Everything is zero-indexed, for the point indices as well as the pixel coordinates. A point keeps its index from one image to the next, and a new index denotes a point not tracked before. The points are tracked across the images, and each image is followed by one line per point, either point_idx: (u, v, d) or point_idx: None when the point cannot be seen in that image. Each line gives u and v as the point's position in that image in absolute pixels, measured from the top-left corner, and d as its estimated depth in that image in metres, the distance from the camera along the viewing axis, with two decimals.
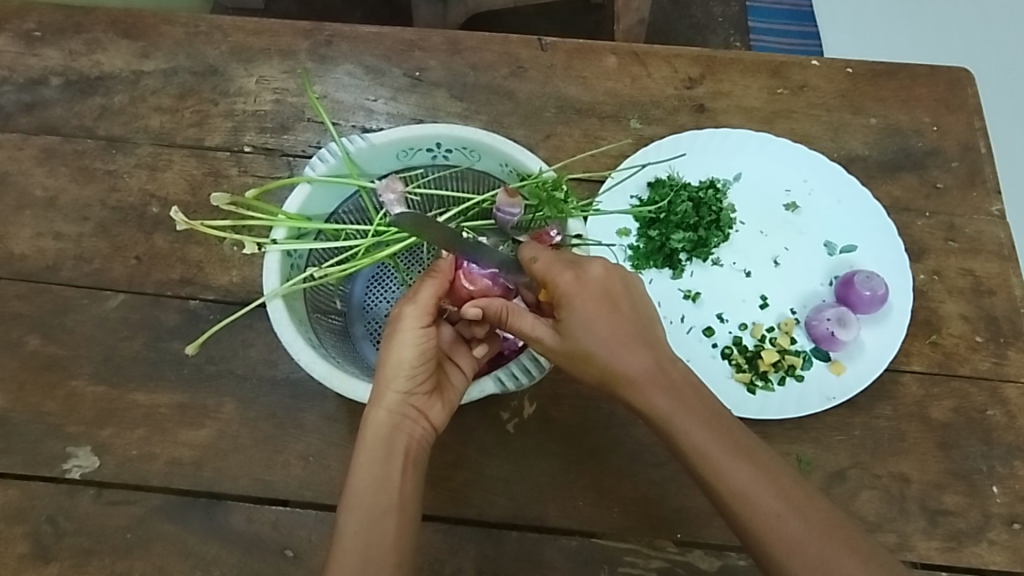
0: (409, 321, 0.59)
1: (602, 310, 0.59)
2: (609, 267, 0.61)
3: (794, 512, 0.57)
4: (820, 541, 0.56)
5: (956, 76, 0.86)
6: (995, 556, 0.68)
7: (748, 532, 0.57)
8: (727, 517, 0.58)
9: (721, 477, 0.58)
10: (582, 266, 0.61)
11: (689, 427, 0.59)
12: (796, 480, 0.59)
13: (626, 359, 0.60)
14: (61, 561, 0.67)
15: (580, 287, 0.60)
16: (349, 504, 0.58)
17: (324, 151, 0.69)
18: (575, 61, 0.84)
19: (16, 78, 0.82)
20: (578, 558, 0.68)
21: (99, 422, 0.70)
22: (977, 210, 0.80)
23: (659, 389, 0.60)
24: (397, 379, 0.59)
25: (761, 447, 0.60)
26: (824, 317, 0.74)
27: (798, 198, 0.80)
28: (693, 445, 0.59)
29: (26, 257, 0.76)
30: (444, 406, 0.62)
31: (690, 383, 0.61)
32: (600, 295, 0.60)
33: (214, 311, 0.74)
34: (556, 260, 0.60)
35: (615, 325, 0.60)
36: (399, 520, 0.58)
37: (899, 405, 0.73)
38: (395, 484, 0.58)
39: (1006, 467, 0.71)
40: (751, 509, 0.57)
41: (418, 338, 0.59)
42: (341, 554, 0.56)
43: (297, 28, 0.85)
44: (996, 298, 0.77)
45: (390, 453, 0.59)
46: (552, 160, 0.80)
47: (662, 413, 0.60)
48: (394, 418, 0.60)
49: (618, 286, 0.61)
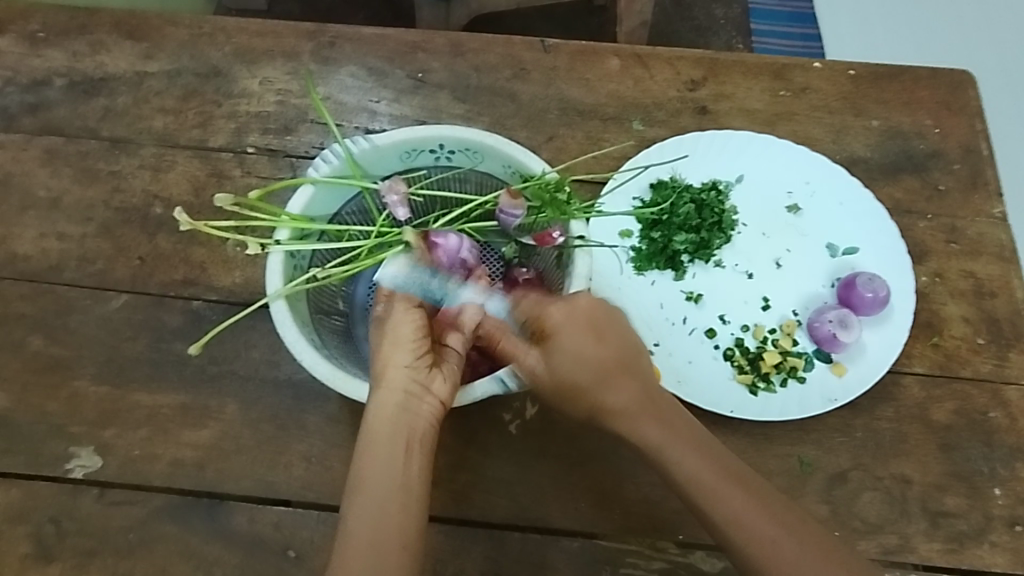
0: (399, 305, 0.63)
1: (587, 342, 0.63)
2: (595, 299, 0.64)
3: (789, 535, 0.58)
4: (815, 564, 0.57)
5: (958, 78, 0.86)
6: (996, 558, 0.69)
7: (746, 558, 0.59)
8: (720, 540, 0.60)
9: (715, 505, 0.59)
10: (570, 297, 0.63)
11: (682, 458, 0.61)
12: (790, 506, 0.60)
13: (614, 390, 0.63)
14: (64, 561, 0.67)
15: (566, 319, 0.63)
16: (354, 489, 0.58)
17: (327, 152, 0.70)
18: (577, 64, 0.84)
19: (20, 79, 0.82)
20: (580, 559, 0.68)
21: (102, 422, 0.70)
22: (979, 212, 0.80)
23: (649, 419, 0.62)
24: (395, 355, 0.61)
25: (752, 473, 0.61)
26: (826, 319, 0.74)
27: (800, 200, 0.81)
28: (685, 475, 0.61)
29: (30, 257, 0.76)
30: (447, 379, 0.62)
31: (678, 413, 0.63)
32: (586, 326, 0.63)
33: (217, 312, 0.74)
34: (542, 297, 0.64)
35: (601, 356, 0.63)
36: (404, 503, 0.57)
37: (900, 407, 0.73)
38: (400, 463, 0.59)
39: (1008, 469, 0.72)
40: (747, 536, 0.58)
41: (410, 317, 0.63)
42: (350, 540, 0.56)
43: (301, 30, 0.85)
44: (998, 300, 0.77)
45: (395, 428, 0.59)
46: (555, 161, 0.81)
47: (651, 442, 0.62)
48: (397, 395, 0.60)
49: (603, 317, 0.64)
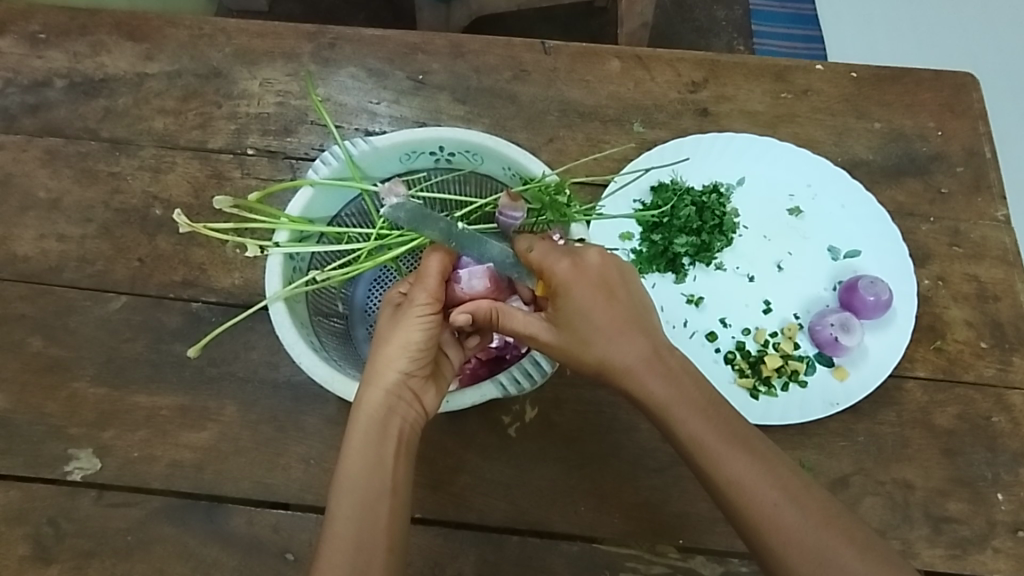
0: (420, 305, 0.59)
1: (600, 298, 0.59)
2: (605, 255, 0.61)
3: (791, 500, 0.56)
4: (816, 529, 0.55)
5: (961, 81, 0.85)
6: (1000, 563, 0.68)
7: (741, 519, 0.57)
8: (722, 505, 0.58)
9: (717, 466, 0.57)
10: (579, 254, 0.60)
11: (687, 417, 0.59)
12: (796, 472, 0.58)
13: (622, 348, 0.59)
14: (61, 563, 0.67)
15: (577, 276, 0.59)
16: (340, 490, 0.57)
17: (326, 153, 0.70)
18: (578, 65, 0.84)
19: (20, 79, 0.82)
20: (580, 562, 0.68)
21: (100, 424, 0.70)
22: (982, 215, 0.80)
23: (656, 375, 0.59)
24: (399, 360, 0.59)
25: (758, 438, 0.60)
26: (827, 322, 0.73)
27: (802, 202, 0.80)
28: (688, 432, 0.59)
29: (29, 258, 0.76)
30: (437, 392, 0.62)
31: (688, 371, 0.61)
32: (597, 282, 0.60)
33: (216, 313, 0.74)
34: (551, 250, 0.61)
35: (612, 312, 0.59)
36: (392, 507, 0.57)
37: (903, 410, 0.73)
38: (388, 469, 0.58)
39: (1011, 474, 0.71)
40: (746, 498, 0.56)
41: (426, 323, 0.59)
42: (333, 540, 0.55)
43: (301, 31, 0.85)
44: (1001, 303, 0.77)
45: (385, 434, 0.58)
46: (554, 163, 0.80)
47: (658, 398, 0.59)
48: (392, 402, 0.59)
49: (614, 273, 0.61)
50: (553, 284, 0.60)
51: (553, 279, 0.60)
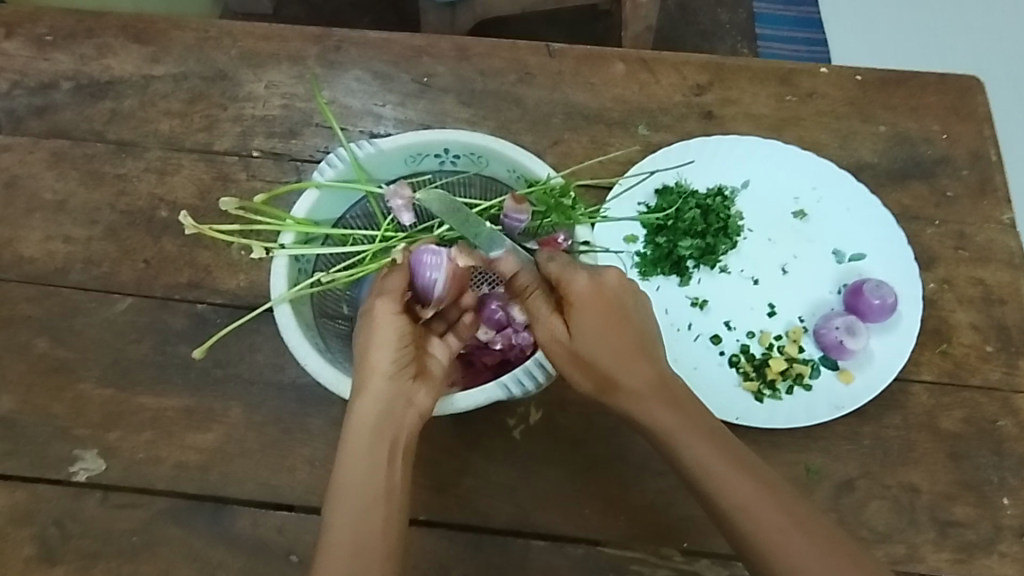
0: (383, 307, 0.61)
1: (613, 318, 0.60)
2: (623, 277, 0.62)
3: (797, 527, 0.56)
4: (825, 557, 0.55)
5: (967, 84, 0.85)
6: (1005, 568, 0.68)
7: (748, 546, 0.56)
8: (729, 533, 0.57)
9: (721, 493, 0.57)
10: (599, 271, 0.61)
11: (693, 443, 0.59)
12: (800, 499, 0.58)
13: (629, 370, 0.60)
14: (66, 564, 0.67)
15: (592, 298, 0.60)
16: (335, 499, 0.57)
17: (332, 156, 0.70)
18: (583, 68, 0.84)
19: (27, 82, 0.83)
20: (584, 565, 0.68)
21: (105, 425, 0.70)
22: (988, 219, 0.80)
23: (660, 402, 0.60)
24: (378, 363, 0.60)
25: (760, 463, 0.59)
26: (832, 325, 0.73)
27: (807, 206, 0.80)
28: (693, 459, 0.58)
29: (36, 260, 0.76)
30: (429, 389, 0.61)
31: (689, 398, 0.61)
32: (611, 302, 0.60)
33: (221, 315, 0.74)
34: (568, 264, 0.60)
35: (621, 338, 0.60)
36: (387, 511, 0.57)
37: (908, 414, 0.72)
38: (383, 472, 0.58)
39: (1017, 478, 0.71)
40: (755, 526, 0.56)
41: (394, 322, 0.61)
42: (331, 547, 0.55)
43: (307, 34, 0.85)
44: (1007, 307, 0.77)
45: (375, 439, 0.58)
46: (560, 166, 0.81)
47: (664, 426, 0.59)
48: (377, 406, 0.59)
49: (629, 297, 0.61)
50: (569, 299, 0.60)
51: (569, 293, 0.60)
